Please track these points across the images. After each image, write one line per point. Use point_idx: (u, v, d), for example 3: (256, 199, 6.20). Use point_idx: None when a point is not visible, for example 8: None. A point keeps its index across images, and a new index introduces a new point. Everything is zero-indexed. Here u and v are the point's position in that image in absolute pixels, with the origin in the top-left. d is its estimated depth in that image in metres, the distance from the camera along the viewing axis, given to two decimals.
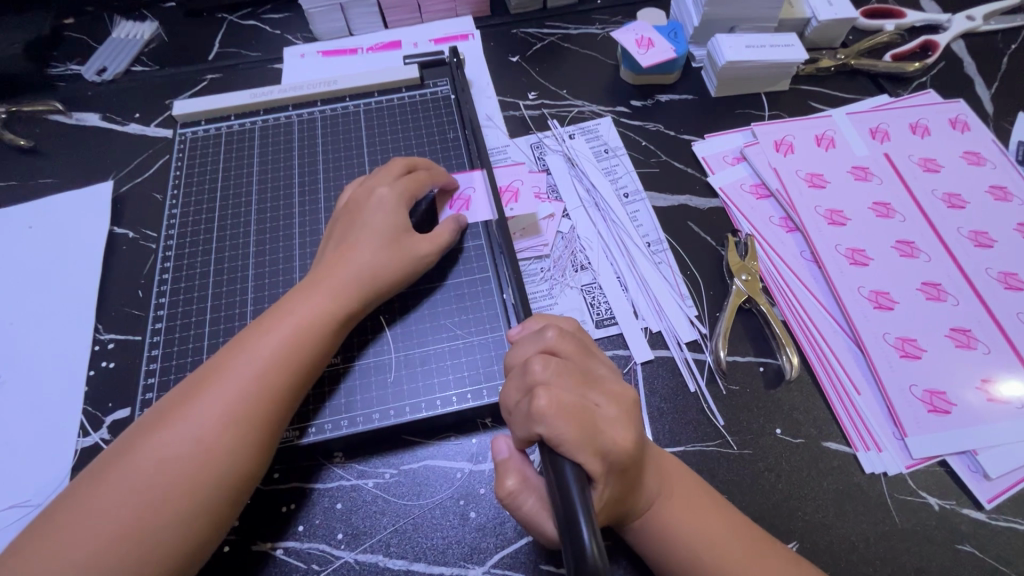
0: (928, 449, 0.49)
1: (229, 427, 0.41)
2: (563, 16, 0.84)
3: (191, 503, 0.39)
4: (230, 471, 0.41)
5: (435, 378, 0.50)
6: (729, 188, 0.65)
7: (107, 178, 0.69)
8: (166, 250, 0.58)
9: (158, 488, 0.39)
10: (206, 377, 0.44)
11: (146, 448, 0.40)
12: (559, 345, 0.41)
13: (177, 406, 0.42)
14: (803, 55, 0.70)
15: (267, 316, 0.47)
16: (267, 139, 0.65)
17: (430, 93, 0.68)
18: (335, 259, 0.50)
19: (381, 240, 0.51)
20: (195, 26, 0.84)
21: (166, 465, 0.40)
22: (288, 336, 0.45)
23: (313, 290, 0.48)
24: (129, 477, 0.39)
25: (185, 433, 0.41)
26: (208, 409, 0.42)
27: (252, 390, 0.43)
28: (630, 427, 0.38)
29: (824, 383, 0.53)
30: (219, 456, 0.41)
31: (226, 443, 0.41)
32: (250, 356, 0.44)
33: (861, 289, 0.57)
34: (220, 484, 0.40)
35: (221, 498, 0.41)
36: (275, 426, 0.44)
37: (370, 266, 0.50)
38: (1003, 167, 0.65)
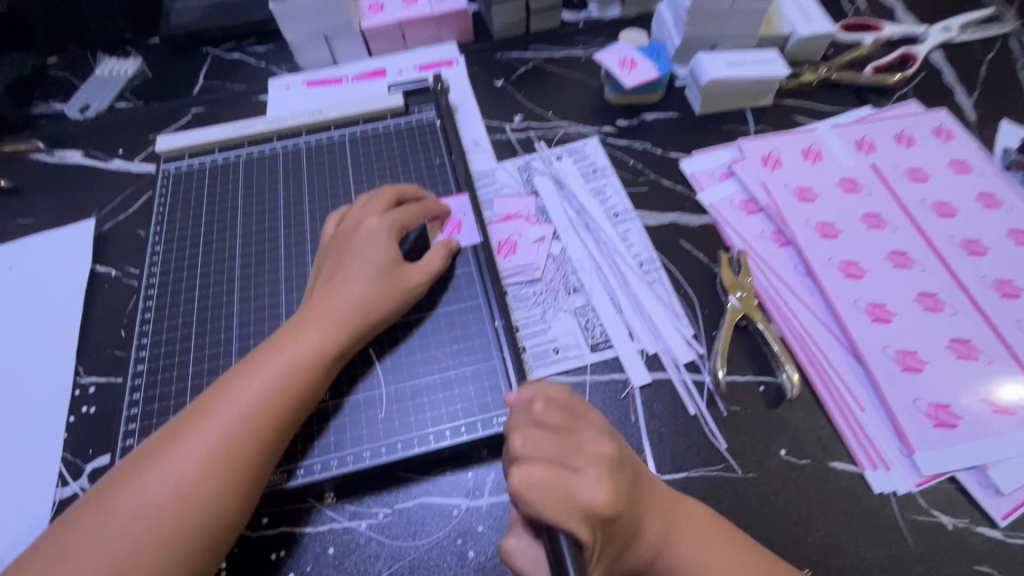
0: (938, 466, 0.48)
1: (211, 475, 0.40)
2: (546, 40, 0.84)
3: (170, 558, 0.37)
4: (212, 522, 0.39)
5: (427, 412, 0.49)
6: (719, 205, 0.65)
7: (89, 216, 0.68)
8: (148, 289, 0.57)
9: (134, 543, 0.37)
10: (188, 421, 0.42)
11: (122, 498, 0.39)
12: (545, 415, 0.40)
13: (157, 452, 0.40)
14: (785, 71, 0.70)
15: (253, 354, 0.46)
16: (251, 171, 0.64)
17: (415, 120, 0.68)
18: (327, 293, 0.49)
19: (370, 274, 0.50)
20: (179, 61, 0.85)
21: (143, 519, 0.38)
22: (276, 375, 0.44)
23: (302, 326, 0.47)
24: (104, 530, 0.37)
25: (166, 477, 0.39)
26: (189, 456, 0.40)
27: (236, 434, 0.41)
28: (612, 488, 0.37)
29: (826, 400, 0.52)
30: (199, 506, 0.39)
31: (209, 488, 0.39)
32: (236, 397, 0.43)
33: (857, 301, 0.56)
34: (200, 538, 0.39)
35: (201, 551, 0.39)
36: (259, 473, 0.42)
37: (360, 300, 0.48)
38: (989, 174, 0.65)
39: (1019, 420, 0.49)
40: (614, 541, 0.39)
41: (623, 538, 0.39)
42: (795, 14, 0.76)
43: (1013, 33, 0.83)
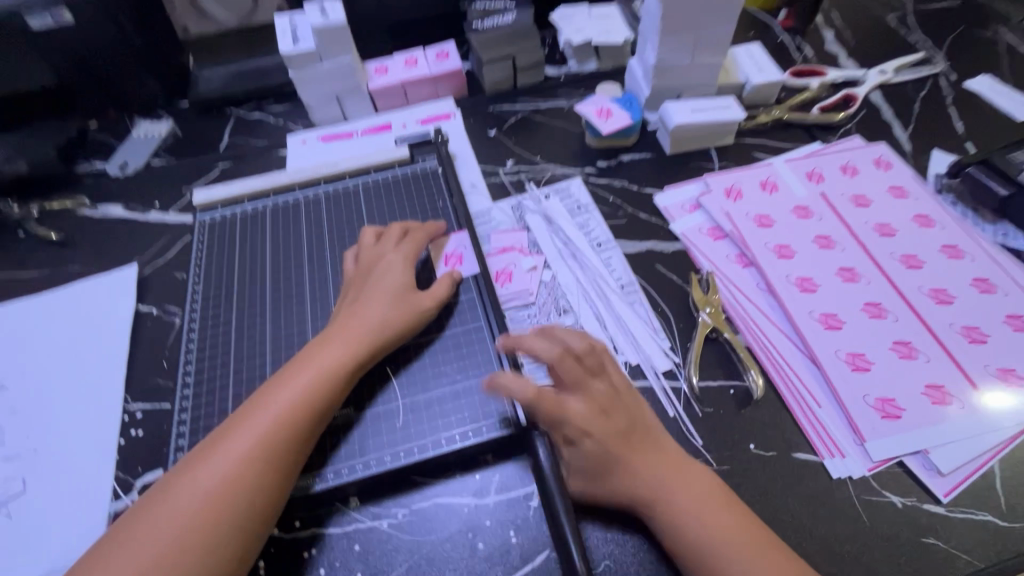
0: (886, 452, 0.55)
1: (252, 466, 0.47)
2: (532, 93, 0.95)
3: (217, 536, 0.44)
4: (252, 507, 0.46)
5: (439, 420, 0.56)
6: (690, 232, 0.74)
7: (131, 262, 0.76)
8: (190, 324, 0.65)
9: (188, 523, 0.44)
10: (233, 422, 0.49)
11: (180, 486, 0.46)
12: (567, 359, 0.53)
13: (207, 449, 0.48)
14: (740, 115, 0.81)
15: (286, 368, 0.53)
16: (277, 218, 0.73)
17: (419, 168, 0.77)
18: (349, 313, 0.57)
19: (386, 297, 0.58)
20: (207, 122, 0.95)
21: (196, 502, 0.45)
22: (307, 380, 0.51)
23: (327, 341, 0.55)
24: (165, 513, 0.44)
25: (213, 469, 0.46)
26: (233, 450, 0.47)
27: (272, 433, 0.48)
28: (587, 410, 0.51)
29: (788, 399, 0.59)
30: (242, 492, 0.46)
31: (249, 479, 0.46)
32: (272, 402, 0.50)
33: (812, 312, 0.64)
34: (242, 520, 0.45)
35: (244, 530, 0.45)
36: (292, 465, 0.49)
37: (378, 319, 0.56)
38: (924, 198, 0.74)
39: (954, 409, 0.57)
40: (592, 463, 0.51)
41: (600, 467, 0.51)
42: (748, 65, 0.87)
43: (943, 73, 0.94)
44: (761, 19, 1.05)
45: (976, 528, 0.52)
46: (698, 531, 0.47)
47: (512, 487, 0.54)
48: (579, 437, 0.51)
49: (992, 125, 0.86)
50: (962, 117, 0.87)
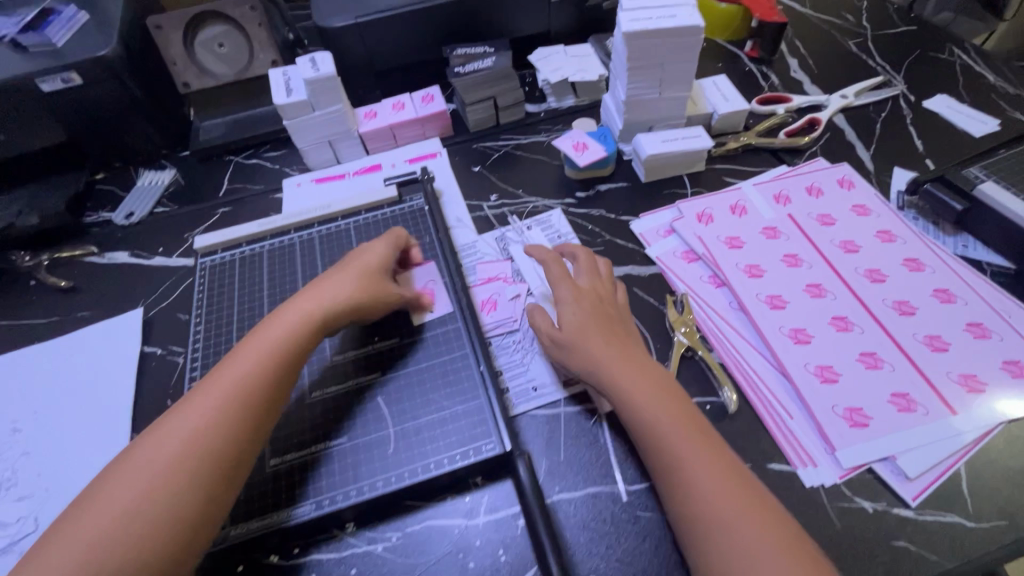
0: (856, 459, 0.57)
1: (215, 422, 0.53)
2: (514, 129, 1.01)
3: (189, 482, 0.50)
4: (217, 457, 0.52)
5: (428, 445, 0.59)
6: (665, 256, 0.78)
7: (136, 305, 0.81)
8: (193, 363, 0.69)
9: (159, 472, 0.50)
10: (213, 372, 0.57)
11: (152, 443, 0.52)
12: (591, 265, 0.71)
13: (175, 412, 0.54)
14: (708, 143, 0.85)
15: (244, 340, 0.60)
16: (274, 259, 0.77)
17: (407, 207, 0.82)
18: (317, 284, 0.65)
19: (350, 272, 0.66)
20: (207, 170, 1.01)
21: (167, 455, 0.51)
22: (278, 333, 0.59)
23: (295, 303, 0.63)
24: (139, 465, 0.50)
25: (197, 408, 0.53)
26: (198, 411, 0.53)
27: (231, 393, 0.54)
28: (594, 292, 0.68)
29: (762, 412, 0.62)
30: (208, 445, 0.52)
31: (227, 413, 0.53)
32: (231, 368, 0.56)
33: (782, 328, 0.68)
34: (209, 467, 0.51)
35: (212, 478, 0.51)
36: (264, 402, 0.56)
37: (332, 297, 0.63)
38: (886, 215, 0.78)
39: (920, 415, 0.59)
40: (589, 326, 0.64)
41: (593, 329, 0.63)
42: (715, 96, 0.93)
43: (902, 94, 0.99)
44: (728, 51, 1.12)
45: (943, 530, 0.54)
46: (669, 435, 0.55)
47: (501, 507, 0.57)
48: (577, 297, 0.66)
49: (951, 142, 0.90)
50: (922, 136, 0.91)
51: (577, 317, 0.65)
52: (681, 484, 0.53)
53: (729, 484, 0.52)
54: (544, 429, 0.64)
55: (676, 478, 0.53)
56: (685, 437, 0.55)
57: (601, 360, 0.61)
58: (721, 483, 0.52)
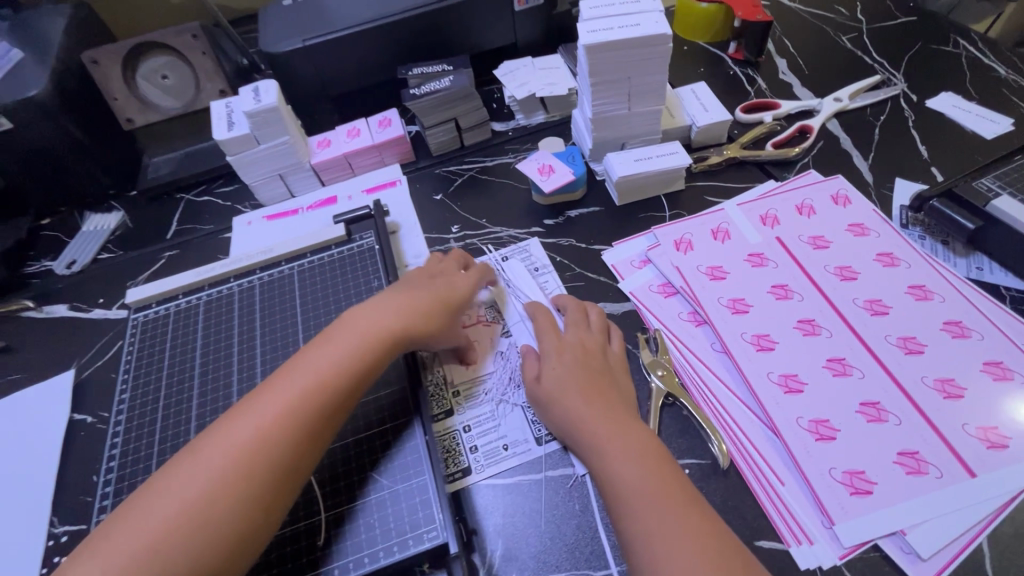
0: (858, 536, 0.49)
1: (285, 433, 0.49)
2: (479, 151, 0.94)
3: (253, 494, 0.46)
4: (282, 470, 0.48)
5: (363, 534, 0.51)
6: (639, 291, 0.70)
7: (68, 366, 0.75)
8: (113, 436, 0.62)
9: (219, 478, 0.46)
10: (267, 388, 0.52)
11: (210, 446, 0.48)
12: (585, 313, 0.65)
13: (235, 413, 0.50)
14: (687, 160, 0.77)
15: (320, 341, 0.55)
16: (210, 312, 0.70)
17: (356, 246, 0.75)
18: (388, 303, 0.59)
19: (425, 300, 0.60)
20: (157, 209, 0.95)
21: (229, 460, 0.47)
22: (344, 357, 0.54)
23: (362, 323, 0.57)
24: (196, 470, 0.46)
25: (247, 429, 0.48)
26: (265, 415, 0.49)
27: (305, 401, 0.51)
28: (583, 341, 0.61)
29: (749, 478, 0.54)
30: (275, 455, 0.48)
31: (283, 441, 0.49)
32: (309, 372, 0.52)
33: (770, 374, 0.60)
34: (274, 480, 0.47)
35: (279, 491, 0.48)
36: (321, 434, 0.51)
37: (419, 310, 0.59)
38: (887, 234, 0.70)
39: (932, 479, 0.51)
40: (572, 377, 0.57)
41: (572, 383, 0.57)
42: (693, 106, 0.85)
43: (902, 94, 0.90)
44: (710, 54, 1.03)
45: None
46: (636, 507, 0.49)
47: None
48: (560, 350, 0.60)
49: (958, 146, 0.81)
50: (926, 140, 0.83)
51: (558, 370, 0.58)
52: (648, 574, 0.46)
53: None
54: (502, 499, 0.56)
55: (641, 564, 0.47)
56: (656, 510, 0.48)
57: (579, 417, 0.55)
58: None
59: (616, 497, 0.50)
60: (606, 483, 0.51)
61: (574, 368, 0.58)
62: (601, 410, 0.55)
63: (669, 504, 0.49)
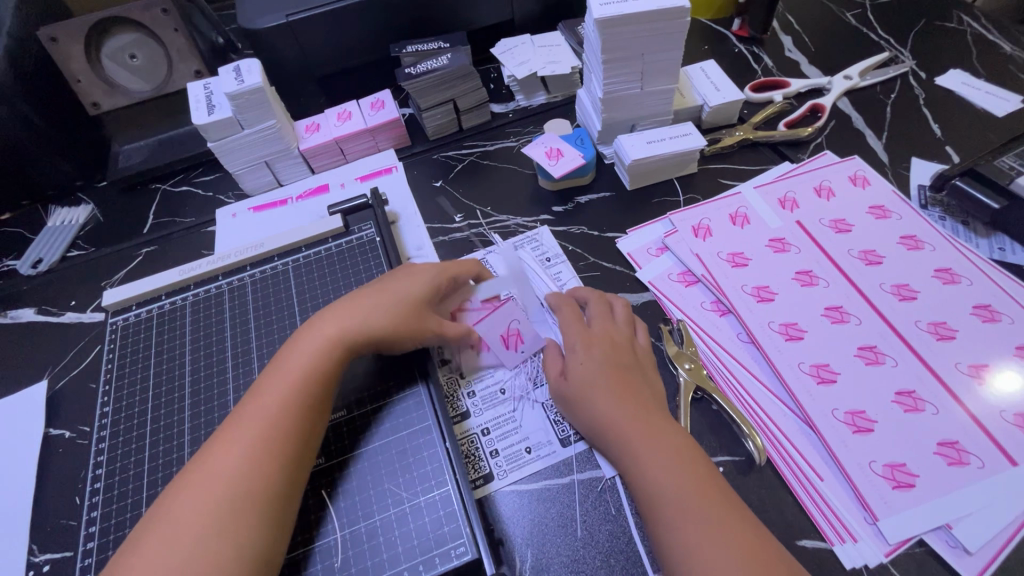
0: (903, 532, 0.47)
1: (252, 459, 0.46)
2: (479, 135, 0.89)
3: (236, 534, 0.43)
4: (262, 498, 0.44)
5: (385, 553, 0.47)
6: (658, 280, 0.67)
7: (40, 377, 0.68)
8: (98, 455, 0.56)
9: (197, 532, 0.42)
10: (227, 427, 0.48)
11: (179, 493, 0.45)
12: (606, 303, 0.61)
13: (198, 459, 0.47)
14: (701, 142, 0.74)
15: (268, 366, 0.52)
16: (198, 315, 0.64)
17: (356, 239, 0.70)
18: (334, 313, 0.55)
19: (375, 301, 0.56)
20: (130, 202, 0.87)
21: (203, 503, 0.44)
22: (294, 376, 0.50)
23: (307, 338, 0.53)
24: (168, 529, 0.43)
25: (212, 475, 0.45)
26: (228, 449, 0.46)
27: (265, 429, 0.47)
28: (608, 332, 0.58)
29: (787, 473, 0.52)
30: (248, 486, 0.44)
31: (253, 476, 0.45)
32: (261, 396, 0.49)
33: (801, 364, 0.57)
34: (249, 519, 0.43)
35: (263, 523, 0.44)
36: (292, 457, 0.47)
37: (375, 311, 0.55)
38: (909, 216, 0.68)
39: (975, 469, 0.50)
40: (601, 372, 0.54)
41: (601, 378, 0.54)
42: (705, 85, 0.81)
43: (911, 71, 0.88)
44: (713, 31, 1.00)
45: None
46: (672, 515, 0.46)
47: None
48: (588, 345, 0.56)
49: (970, 124, 0.80)
50: (938, 119, 0.81)
51: (587, 366, 0.55)
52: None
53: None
54: (529, 507, 0.53)
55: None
56: (690, 516, 0.45)
57: (609, 417, 0.52)
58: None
59: (650, 503, 0.47)
60: (635, 486, 0.49)
61: (603, 364, 0.54)
62: (633, 410, 0.52)
63: (704, 509, 0.46)
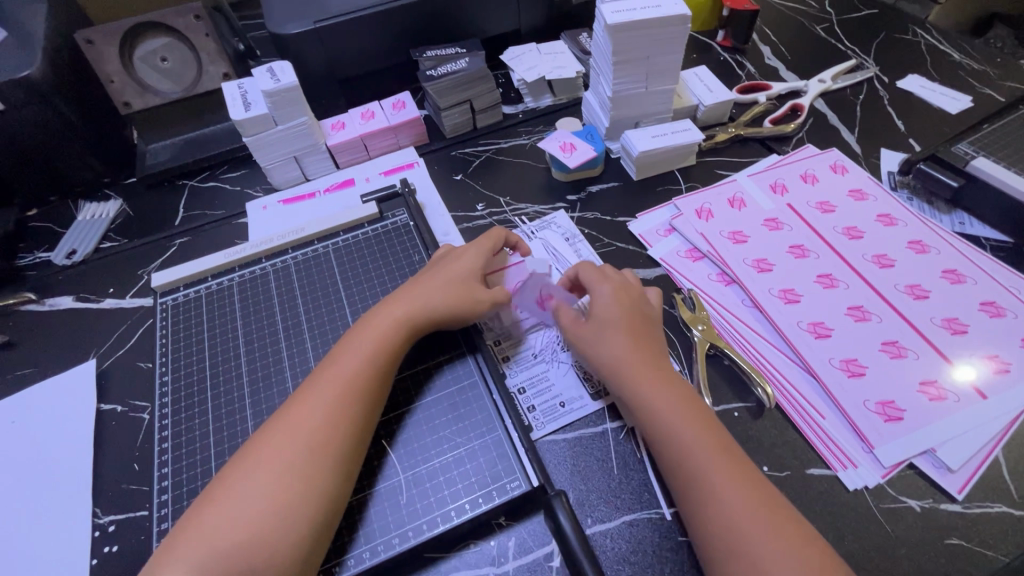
0: (895, 456, 0.55)
1: (327, 419, 0.51)
2: (493, 133, 0.96)
3: (310, 484, 0.48)
4: (336, 452, 0.50)
5: (445, 490, 0.52)
6: (668, 257, 0.74)
7: (86, 358, 0.71)
8: (161, 419, 0.59)
9: (281, 476, 0.48)
10: (306, 391, 0.54)
11: (263, 442, 0.51)
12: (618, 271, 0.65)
13: (278, 417, 0.52)
14: (699, 136, 0.82)
15: (342, 341, 0.58)
16: (246, 293, 0.69)
17: (390, 224, 0.75)
18: (400, 296, 0.61)
19: (435, 284, 0.61)
20: (159, 197, 0.91)
21: (284, 453, 0.49)
22: (366, 350, 0.56)
23: (377, 318, 0.59)
24: (257, 472, 0.49)
25: (293, 431, 0.50)
26: (305, 411, 0.52)
27: (340, 393, 0.52)
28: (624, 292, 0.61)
29: (793, 414, 0.59)
30: (322, 443, 0.50)
31: (329, 432, 0.50)
32: (336, 366, 0.55)
33: (800, 323, 0.65)
34: (324, 468, 0.49)
35: (336, 473, 0.49)
36: (363, 418, 0.52)
37: (434, 293, 0.60)
38: (883, 198, 0.77)
39: (952, 403, 0.58)
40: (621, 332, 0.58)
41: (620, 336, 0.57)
42: (699, 87, 0.90)
43: (875, 76, 0.99)
44: (700, 42, 1.10)
45: (995, 522, 0.52)
46: (689, 453, 0.50)
47: (533, 548, 0.50)
48: (617, 295, 0.60)
49: (929, 121, 0.91)
50: (901, 116, 0.91)
51: (613, 314, 0.59)
52: (705, 517, 0.47)
53: (760, 518, 0.46)
54: (567, 452, 0.59)
55: (701, 512, 0.48)
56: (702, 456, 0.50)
57: (624, 357, 0.56)
58: (751, 517, 0.46)
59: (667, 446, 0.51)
60: (658, 434, 0.52)
61: (626, 321, 0.59)
62: (651, 364, 0.56)
63: (715, 450, 0.50)
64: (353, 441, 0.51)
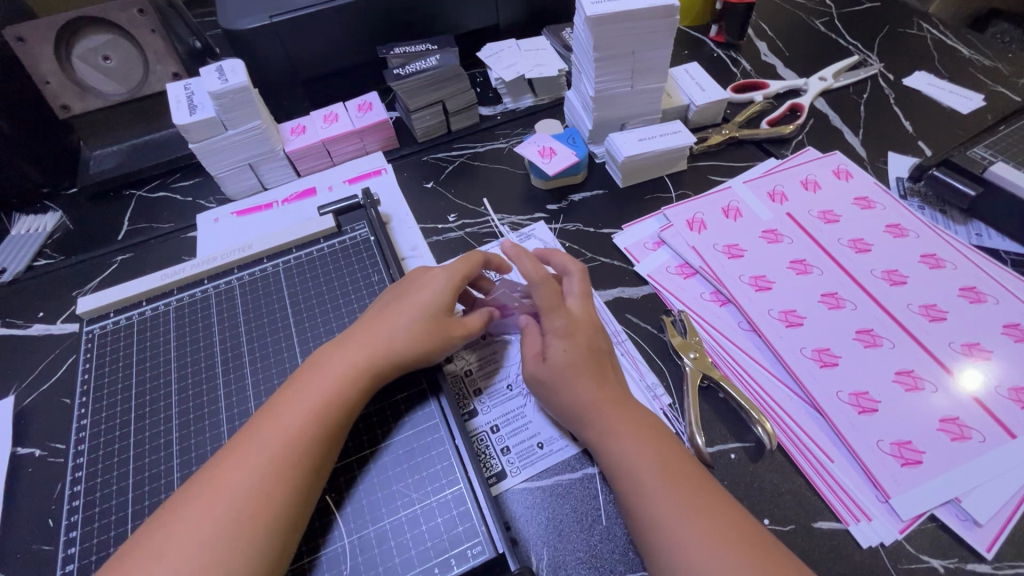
0: (914, 508, 0.48)
1: (261, 485, 0.43)
2: (468, 136, 0.89)
3: (231, 567, 0.40)
4: (269, 525, 0.42)
5: (397, 557, 0.45)
6: (657, 274, 0.67)
7: (5, 393, 0.63)
8: (75, 472, 0.51)
9: (197, 557, 0.40)
10: (239, 448, 0.45)
11: (180, 509, 0.43)
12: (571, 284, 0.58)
13: (203, 479, 0.44)
14: (690, 139, 0.75)
15: (287, 385, 0.50)
16: (183, 320, 0.61)
17: (349, 239, 0.68)
18: (361, 332, 0.53)
19: (402, 319, 0.53)
20: (103, 209, 0.83)
21: (204, 525, 0.41)
22: (317, 398, 0.48)
23: (332, 357, 0.51)
24: (167, 547, 0.40)
25: (218, 499, 0.42)
26: (237, 477, 0.43)
27: (282, 453, 0.45)
28: (576, 320, 0.54)
29: (797, 457, 0.52)
30: (252, 514, 0.42)
31: (263, 501, 0.42)
32: (278, 418, 0.47)
33: (803, 349, 0.58)
34: (252, 546, 0.41)
35: (266, 552, 0.41)
36: (307, 482, 0.44)
37: (399, 330, 0.52)
38: (892, 207, 0.70)
39: (977, 444, 0.51)
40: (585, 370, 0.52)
41: (582, 376, 0.52)
42: (689, 86, 0.83)
43: (880, 73, 0.92)
44: (692, 37, 1.03)
45: None
46: (660, 511, 0.44)
47: None
48: (571, 330, 0.54)
49: (938, 121, 0.84)
50: (909, 117, 0.85)
51: (569, 354, 0.53)
52: None
53: None
54: (541, 503, 0.51)
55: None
56: (677, 513, 0.44)
57: (591, 401, 0.51)
58: None
59: (636, 503, 0.46)
60: (628, 489, 0.46)
61: (583, 354, 0.53)
62: (620, 406, 0.51)
63: (694, 506, 0.44)
64: (291, 510, 0.43)
